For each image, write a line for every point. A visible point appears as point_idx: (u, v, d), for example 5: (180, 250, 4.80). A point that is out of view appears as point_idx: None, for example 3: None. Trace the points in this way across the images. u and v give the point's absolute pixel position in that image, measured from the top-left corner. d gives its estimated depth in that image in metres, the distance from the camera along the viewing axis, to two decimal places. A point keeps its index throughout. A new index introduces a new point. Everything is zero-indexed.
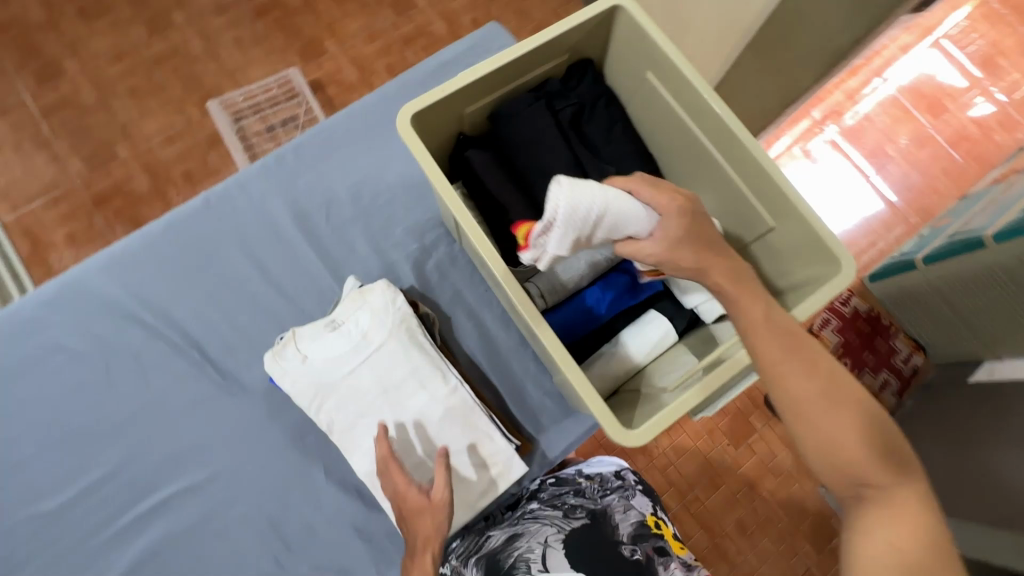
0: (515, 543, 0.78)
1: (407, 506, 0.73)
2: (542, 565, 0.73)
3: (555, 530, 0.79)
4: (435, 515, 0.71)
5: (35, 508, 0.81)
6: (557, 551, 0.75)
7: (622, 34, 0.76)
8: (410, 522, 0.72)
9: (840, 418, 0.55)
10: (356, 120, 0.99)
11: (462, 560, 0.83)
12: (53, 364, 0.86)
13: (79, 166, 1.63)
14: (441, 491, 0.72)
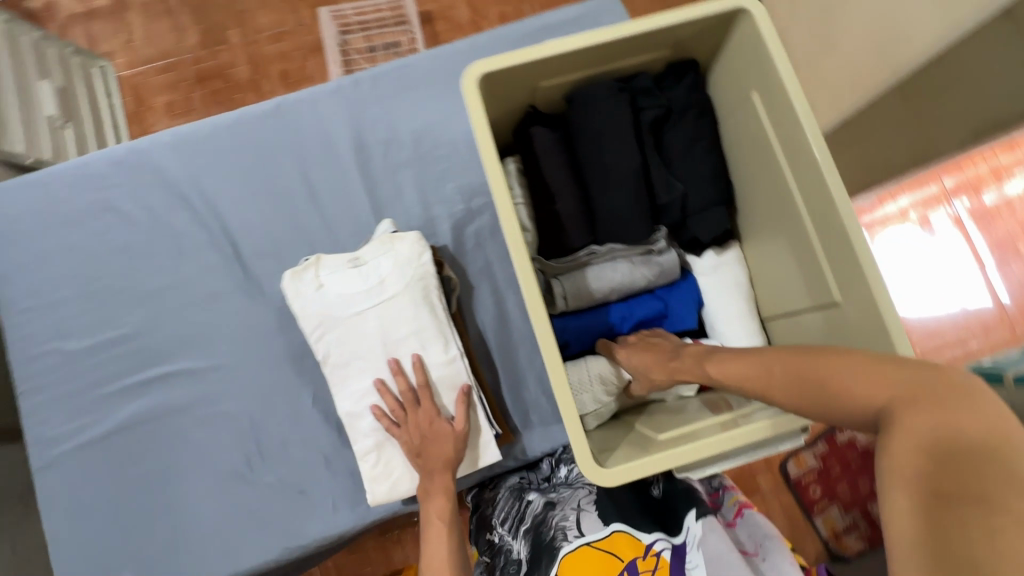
0: (552, 513, 0.76)
1: (428, 442, 0.74)
2: (578, 531, 0.70)
3: (587, 493, 0.77)
4: (457, 440, 0.74)
5: (58, 345, 0.88)
6: (590, 513, 0.73)
7: (738, 41, 0.67)
8: (432, 458, 0.74)
9: (824, 369, 0.46)
10: (439, 62, 0.96)
11: (509, 528, 0.81)
12: (106, 222, 0.92)
13: (193, 41, 1.72)
14: (462, 420, 0.75)
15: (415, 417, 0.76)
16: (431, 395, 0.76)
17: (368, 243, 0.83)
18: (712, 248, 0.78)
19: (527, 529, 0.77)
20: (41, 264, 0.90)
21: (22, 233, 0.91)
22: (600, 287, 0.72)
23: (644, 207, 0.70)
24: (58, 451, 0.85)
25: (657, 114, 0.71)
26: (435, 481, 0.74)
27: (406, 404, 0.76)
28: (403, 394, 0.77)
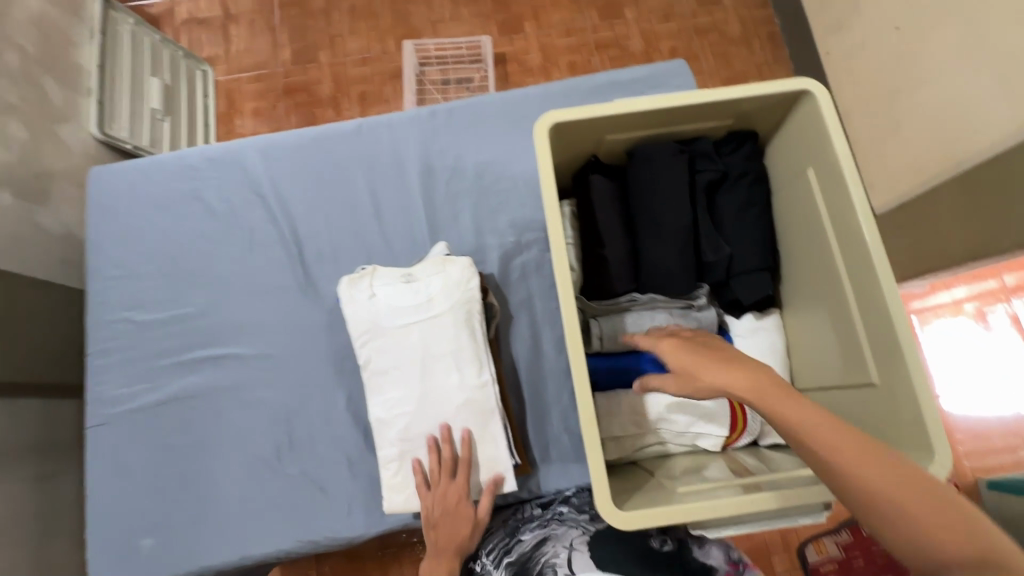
0: (543, 548, 0.75)
1: (448, 518, 0.77)
2: (568, 569, 0.68)
3: (579, 534, 0.76)
4: (470, 532, 0.76)
5: (129, 314, 0.95)
6: (581, 554, 0.71)
7: (799, 120, 0.70)
8: (445, 535, 0.76)
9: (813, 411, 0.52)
10: (510, 104, 1.03)
11: (495, 559, 0.79)
12: (190, 209, 1.01)
13: (287, 57, 1.93)
14: (485, 510, 0.78)
15: (447, 487, 0.78)
16: (468, 471, 0.79)
17: (422, 262, 0.88)
18: (751, 312, 0.79)
19: (511, 563, 0.75)
20: (129, 240, 1.00)
21: (118, 209, 1.01)
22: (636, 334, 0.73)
23: (688, 263, 0.74)
24: (112, 412, 0.92)
25: (713, 178, 0.74)
26: (440, 560, 0.75)
27: (443, 471, 0.79)
28: (443, 460, 0.79)
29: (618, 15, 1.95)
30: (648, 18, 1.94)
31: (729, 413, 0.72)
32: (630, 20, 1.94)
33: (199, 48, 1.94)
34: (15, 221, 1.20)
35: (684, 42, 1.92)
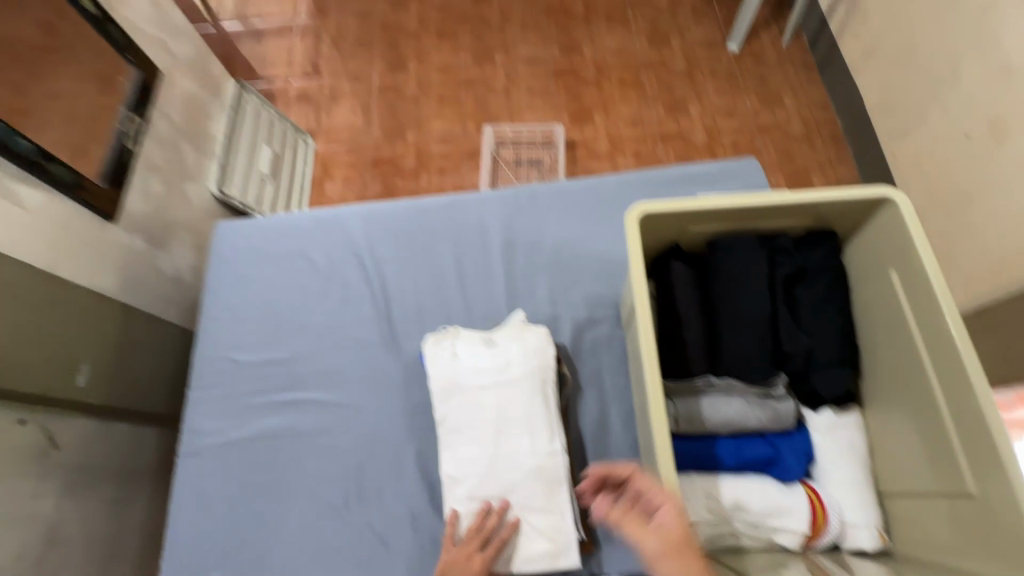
0: None
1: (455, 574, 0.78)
2: None
3: None
4: None
5: (231, 354, 1.04)
6: None
7: (881, 223, 0.74)
8: None
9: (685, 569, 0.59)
10: (589, 190, 1.12)
11: None
12: (295, 264, 1.12)
13: (378, 133, 2.17)
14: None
15: (471, 552, 0.79)
16: (499, 546, 0.80)
17: (502, 327, 0.94)
18: (830, 406, 0.79)
19: None
20: (240, 287, 1.11)
21: (236, 259, 1.14)
22: (713, 417, 0.75)
23: (766, 351, 0.76)
24: (203, 444, 0.98)
25: (792, 271, 0.78)
26: None
27: (475, 537, 0.80)
28: (482, 528, 0.80)
29: (682, 111, 2.09)
30: (712, 114, 2.07)
31: (808, 512, 0.73)
32: (694, 115, 2.08)
33: (305, 122, 2.21)
34: (140, 264, 1.34)
35: (746, 136, 2.02)
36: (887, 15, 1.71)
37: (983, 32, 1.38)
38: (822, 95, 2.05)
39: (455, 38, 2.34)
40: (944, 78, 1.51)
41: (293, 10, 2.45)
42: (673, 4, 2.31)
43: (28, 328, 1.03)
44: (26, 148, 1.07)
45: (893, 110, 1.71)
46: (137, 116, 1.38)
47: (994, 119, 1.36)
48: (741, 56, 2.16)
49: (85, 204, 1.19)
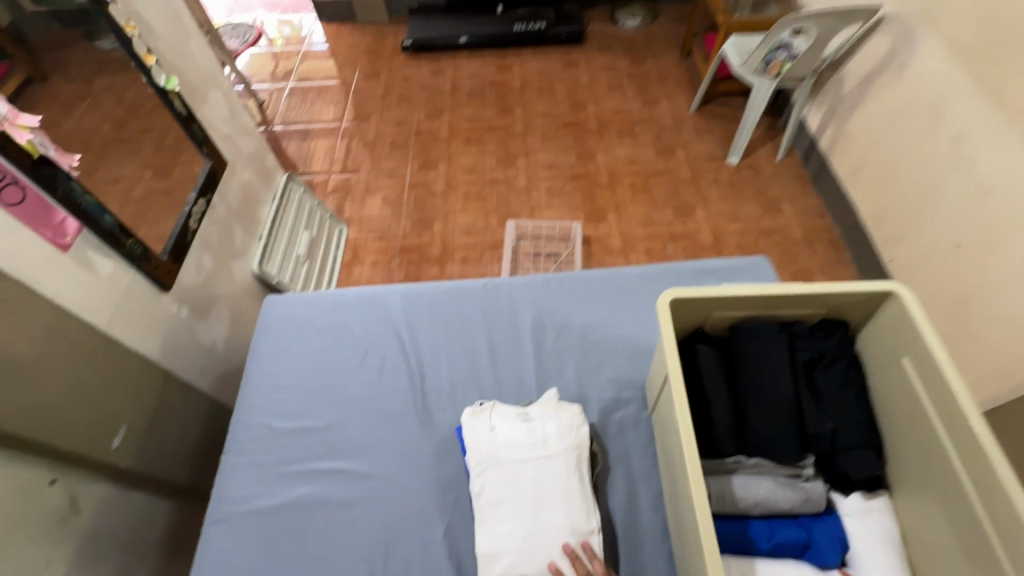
0: None
1: None
2: None
3: None
4: None
5: (269, 421, 1.08)
6: None
7: (888, 314, 0.81)
8: None
9: None
10: (613, 280, 1.22)
11: None
12: (337, 336, 1.20)
13: (408, 224, 2.34)
14: None
15: None
16: None
17: (536, 404, 0.99)
18: (859, 490, 0.81)
19: None
20: (283, 357, 1.17)
21: (282, 330, 1.21)
22: (744, 496, 0.78)
23: (794, 432, 0.80)
24: (232, 511, 0.98)
25: (812, 356, 0.84)
26: None
27: None
28: None
29: (690, 214, 2.27)
30: (717, 217, 2.24)
31: None
32: (701, 218, 2.25)
33: (341, 211, 2.40)
34: (184, 332, 1.40)
35: (750, 239, 2.17)
36: (870, 139, 1.93)
37: (958, 156, 1.56)
38: (818, 205, 2.24)
39: (482, 144, 2.61)
40: (928, 194, 1.68)
41: (338, 116, 2.76)
42: (677, 124, 2.60)
43: (83, 388, 1.07)
44: (109, 224, 1.16)
45: (886, 220, 1.87)
46: (202, 199, 1.52)
47: (981, 231, 1.50)
48: (740, 168, 2.39)
49: (147, 274, 1.28)
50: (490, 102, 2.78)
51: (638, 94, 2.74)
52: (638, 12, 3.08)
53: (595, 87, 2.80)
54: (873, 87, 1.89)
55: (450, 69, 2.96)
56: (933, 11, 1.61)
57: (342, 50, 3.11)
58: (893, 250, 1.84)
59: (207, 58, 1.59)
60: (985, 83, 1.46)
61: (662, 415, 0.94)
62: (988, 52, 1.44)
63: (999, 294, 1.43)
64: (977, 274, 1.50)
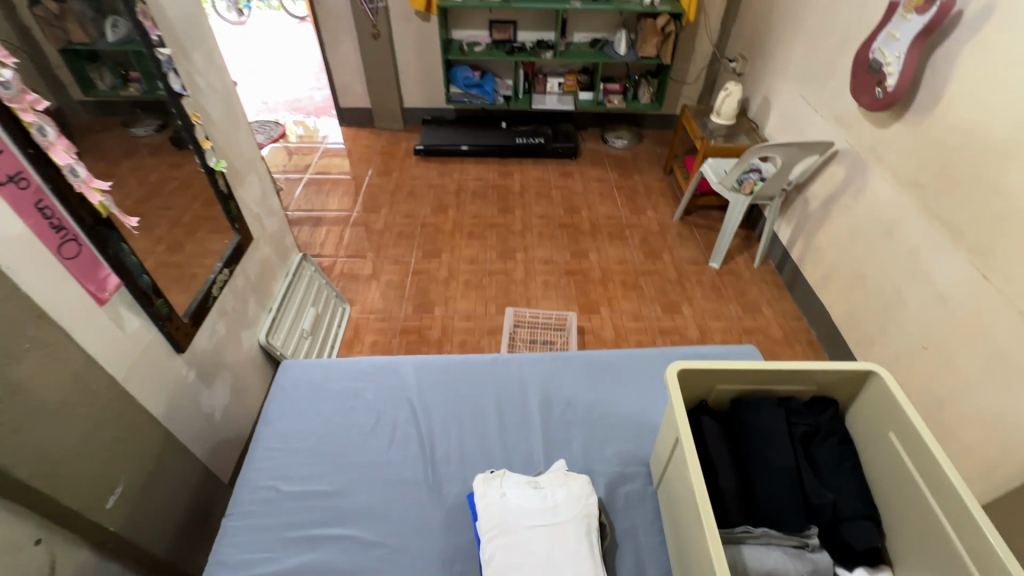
0: None
1: None
2: None
3: None
4: None
5: (277, 484, 1.08)
6: None
7: (871, 392, 0.91)
8: None
9: None
10: (616, 360, 1.31)
11: None
12: (350, 402, 1.23)
13: (409, 308, 2.43)
14: None
15: None
16: None
17: (545, 474, 1.02)
18: (862, 565, 0.85)
19: None
20: (294, 419, 1.19)
21: (295, 394, 1.24)
22: (756, 565, 0.81)
23: (798, 501, 0.85)
24: None
25: (807, 429, 0.91)
26: None
27: None
28: None
29: (678, 310, 2.41)
30: (702, 315, 2.39)
31: None
32: (687, 314, 2.40)
33: (345, 292, 2.49)
34: (189, 396, 1.41)
35: (734, 336, 2.31)
36: (837, 251, 2.16)
37: (914, 268, 1.76)
38: (794, 308, 2.41)
39: (483, 238, 2.80)
40: (893, 300, 1.85)
41: (350, 207, 2.97)
42: (662, 230, 2.85)
43: (94, 440, 1.07)
44: (145, 284, 1.21)
45: (858, 323, 2.03)
46: (227, 270, 1.60)
47: (943, 334, 1.65)
48: (721, 272, 2.60)
49: (167, 334, 1.30)
50: (492, 202, 3.03)
51: (626, 203, 3.03)
52: (626, 135, 3.51)
53: (588, 194, 3.09)
54: (835, 206, 2.16)
55: (456, 172, 3.26)
56: (879, 148, 1.91)
57: (358, 150, 3.41)
58: (867, 351, 1.98)
59: (250, 147, 1.76)
60: (929, 208, 1.70)
61: (669, 487, 0.98)
62: (928, 183, 1.70)
63: (968, 393, 1.54)
64: (945, 374, 1.63)
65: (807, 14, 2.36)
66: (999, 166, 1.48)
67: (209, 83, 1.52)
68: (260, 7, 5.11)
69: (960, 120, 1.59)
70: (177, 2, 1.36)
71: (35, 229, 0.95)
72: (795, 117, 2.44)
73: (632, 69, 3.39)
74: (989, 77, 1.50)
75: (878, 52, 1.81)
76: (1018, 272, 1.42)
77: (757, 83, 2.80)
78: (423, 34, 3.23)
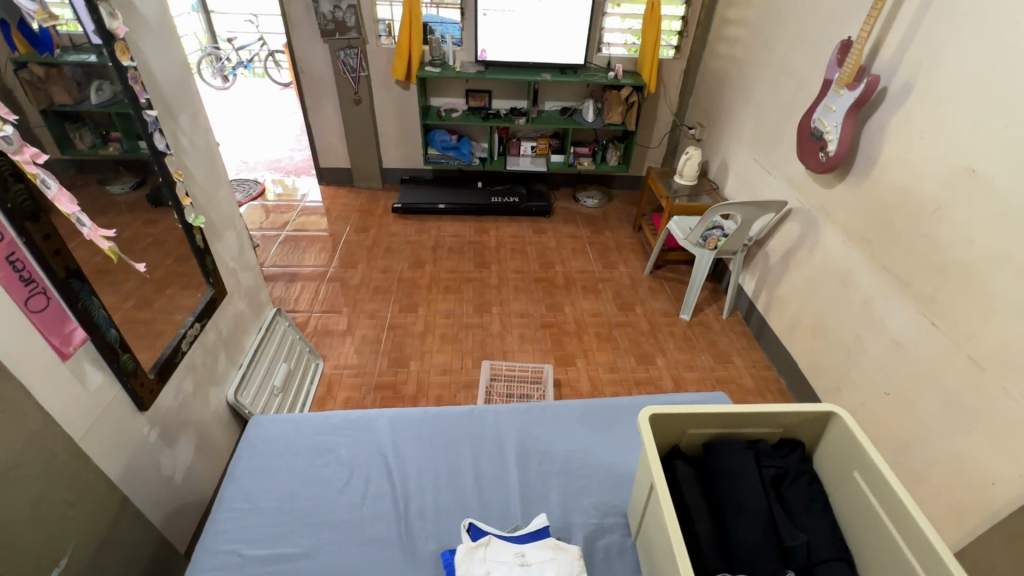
0: None
1: None
2: None
3: None
4: None
5: (240, 547, 1.03)
6: None
7: (834, 432, 0.96)
8: None
9: None
10: (591, 410, 1.32)
11: None
12: (322, 458, 1.19)
13: (384, 363, 2.40)
14: None
15: None
16: None
17: (533, 543, 1.00)
18: None
19: None
20: (261, 478, 1.15)
21: (263, 450, 1.20)
22: None
23: (773, 544, 0.86)
24: None
25: (777, 472, 0.94)
26: None
27: None
28: None
29: (652, 361, 2.45)
30: (675, 366, 2.43)
31: None
32: (661, 365, 2.43)
33: (319, 347, 2.46)
34: (150, 457, 1.35)
35: (708, 386, 2.34)
36: (798, 302, 2.26)
37: (869, 317, 1.85)
38: (764, 358, 2.49)
39: (460, 293, 2.83)
40: (853, 348, 1.93)
41: (326, 263, 2.98)
42: (633, 284, 2.94)
43: (42, 504, 1.00)
44: (112, 338, 1.18)
45: (823, 371, 2.10)
46: (198, 324, 1.58)
47: (901, 380, 1.72)
48: (692, 324, 2.68)
49: (130, 390, 1.26)
50: (468, 258, 3.09)
51: (598, 258, 3.14)
52: (596, 195, 3.68)
53: (561, 250, 3.19)
54: (793, 260, 2.29)
55: (433, 228, 3.34)
56: (827, 207, 2.06)
57: (336, 208, 3.47)
58: (834, 398, 2.04)
59: (230, 204, 1.79)
60: (877, 260, 1.82)
61: (647, 537, 0.97)
62: (873, 237, 1.84)
63: (931, 438, 1.59)
64: (908, 419, 1.68)
65: (754, 88, 2.61)
66: (932, 222, 1.62)
67: (192, 143, 1.57)
68: (244, 75, 5.33)
69: (894, 181, 1.75)
70: (167, 69, 1.43)
71: (4, 281, 0.94)
72: (750, 178, 2.63)
73: (600, 135, 3.62)
74: (914, 144, 1.67)
75: (818, 122, 2.00)
76: (961, 319, 1.52)
77: (715, 148, 3.03)
78: (402, 101, 3.41)
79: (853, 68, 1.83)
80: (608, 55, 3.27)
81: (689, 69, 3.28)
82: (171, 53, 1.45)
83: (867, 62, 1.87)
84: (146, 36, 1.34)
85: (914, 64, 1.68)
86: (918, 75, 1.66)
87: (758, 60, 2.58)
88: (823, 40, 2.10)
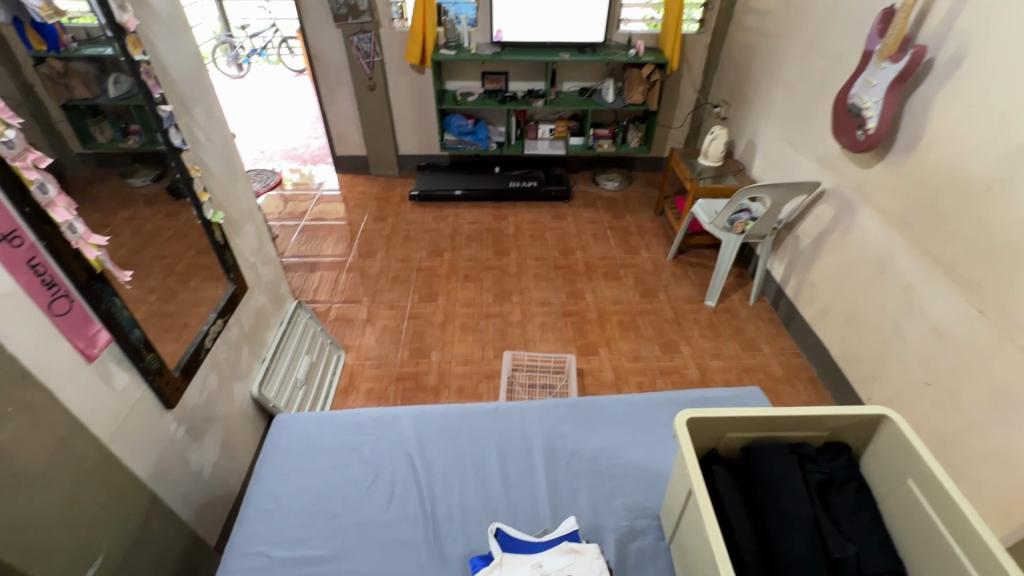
0: None
1: None
2: None
3: None
4: None
5: (268, 549, 1.02)
6: None
7: (884, 435, 0.91)
8: None
9: None
10: (620, 408, 1.28)
11: None
12: (347, 458, 1.18)
13: (405, 354, 2.38)
14: None
15: None
16: None
17: (551, 551, 0.97)
18: None
19: None
20: (287, 479, 1.14)
21: (289, 449, 1.20)
22: None
23: (820, 556, 0.81)
24: None
25: (823, 478, 0.90)
26: None
27: None
28: None
29: (677, 349, 2.39)
30: (701, 354, 2.37)
31: None
32: (686, 353, 2.37)
33: (341, 338, 2.45)
34: (178, 454, 1.36)
35: (734, 375, 2.27)
36: (831, 288, 2.17)
37: (910, 305, 1.76)
38: (793, 345, 2.41)
39: (479, 281, 2.79)
40: (891, 336, 1.85)
41: (345, 252, 2.97)
42: (657, 270, 2.87)
43: (74, 507, 1.01)
44: (136, 338, 1.18)
45: (857, 359, 2.02)
46: (220, 320, 1.56)
47: (943, 372, 1.64)
48: (718, 310, 2.60)
49: (156, 390, 1.26)
50: (487, 245, 3.05)
51: (620, 243, 3.06)
52: (617, 178, 3.58)
53: (582, 236, 3.12)
54: (826, 244, 2.19)
55: (451, 215, 3.29)
56: (864, 188, 1.96)
57: (354, 196, 3.45)
58: (870, 388, 1.96)
59: (248, 197, 1.77)
60: (920, 245, 1.72)
61: (683, 542, 0.94)
62: (915, 220, 1.74)
63: (977, 431, 1.52)
64: (950, 411, 1.61)
65: (785, 63, 2.48)
66: (985, 204, 1.51)
67: (208, 137, 1.54)
68: (259, 62, 5.30)
69: (940, 160, 1.64)
70: (180, 62, 1.40)
71: (25, 286, 0.93)
72: (780, 158, 2.52)
73: (621, 115, 3.51)
74: (963, 120, 1.56)
75: (856, 98, 1.88)
76: (1012, 307, 1.42)
77: (741, 126, 2.91)
78: (418, 85, 3.34)
79: (896, 39, 1.71)
80: (629, 32, 3.14)
81: (714, 43, 3.14)
82: (183, 46, 1.42)
83: (912, 32, 1.74)
84: (158, 29, 1.31)
85: (966, 33, 1.55)
86: (971, 43, 1.53)
87: (789, 33, 2.44)
88: (862, 8, 1.96)
